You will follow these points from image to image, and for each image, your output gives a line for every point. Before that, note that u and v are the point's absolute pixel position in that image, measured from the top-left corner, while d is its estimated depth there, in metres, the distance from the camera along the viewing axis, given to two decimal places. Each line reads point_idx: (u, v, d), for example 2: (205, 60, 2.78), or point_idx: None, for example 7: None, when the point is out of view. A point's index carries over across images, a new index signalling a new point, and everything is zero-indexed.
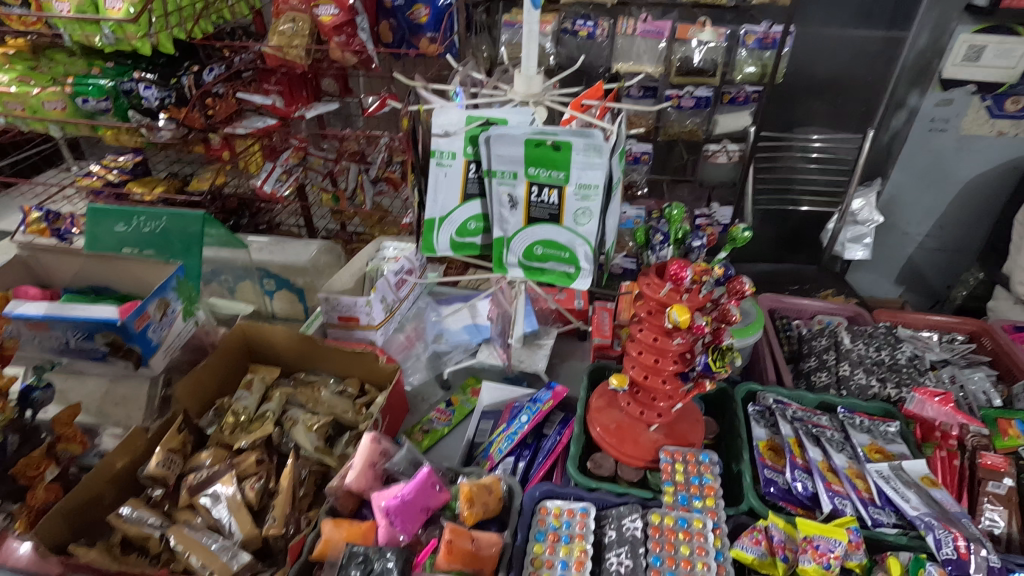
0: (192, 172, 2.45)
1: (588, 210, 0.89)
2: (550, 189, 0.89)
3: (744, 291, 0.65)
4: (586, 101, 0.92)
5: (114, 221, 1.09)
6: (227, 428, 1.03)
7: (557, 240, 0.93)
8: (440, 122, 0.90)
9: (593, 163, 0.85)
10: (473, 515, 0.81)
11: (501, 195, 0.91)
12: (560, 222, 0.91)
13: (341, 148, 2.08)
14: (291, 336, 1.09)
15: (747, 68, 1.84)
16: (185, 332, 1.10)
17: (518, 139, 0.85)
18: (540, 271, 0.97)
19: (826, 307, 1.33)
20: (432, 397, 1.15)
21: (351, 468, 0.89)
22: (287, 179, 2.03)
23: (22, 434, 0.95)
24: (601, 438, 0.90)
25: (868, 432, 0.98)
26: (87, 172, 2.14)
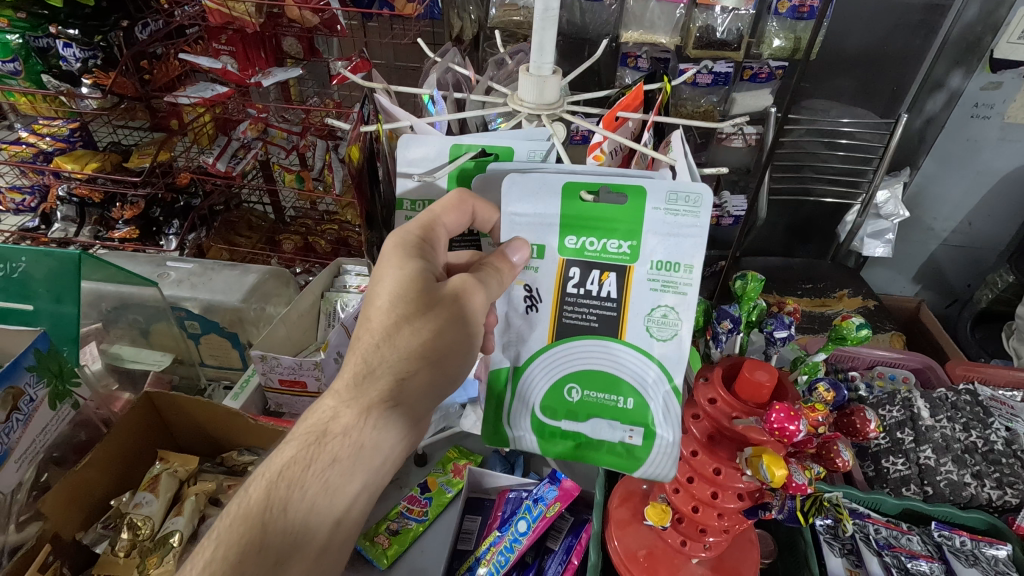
0: (136, 141, 2.12)
1: (669, 318, 0.62)
2: (605, 271, 0.63)
3: (864, 430, 0.55)
4: (620, 114, 0.70)
5: None
6: (121, 549, 0.71)
7: (604, 373, 0.65)
8: (410, 156, 0.71)
9: (683, 227, 0.60)
10: None
11: (516, 291, 0.65)
12: (620, 335, 0.64)
13: (306, 119, 1.75)
14: (214, 410, 0.78)
15: (776, 41, 1.58)
16: (55, 425, 0.68)
17: (554, 187, 0.62)
18: (577, 435, 0.67)
19: (887, 357, 1.09)
20: (405, 477, 0.94)
21: None
22: (244, 156, 1.75)
23: None
24: (623, 568, 0.69)
25: (975, 565, 0.75)
26: (13, 139, 1.84)
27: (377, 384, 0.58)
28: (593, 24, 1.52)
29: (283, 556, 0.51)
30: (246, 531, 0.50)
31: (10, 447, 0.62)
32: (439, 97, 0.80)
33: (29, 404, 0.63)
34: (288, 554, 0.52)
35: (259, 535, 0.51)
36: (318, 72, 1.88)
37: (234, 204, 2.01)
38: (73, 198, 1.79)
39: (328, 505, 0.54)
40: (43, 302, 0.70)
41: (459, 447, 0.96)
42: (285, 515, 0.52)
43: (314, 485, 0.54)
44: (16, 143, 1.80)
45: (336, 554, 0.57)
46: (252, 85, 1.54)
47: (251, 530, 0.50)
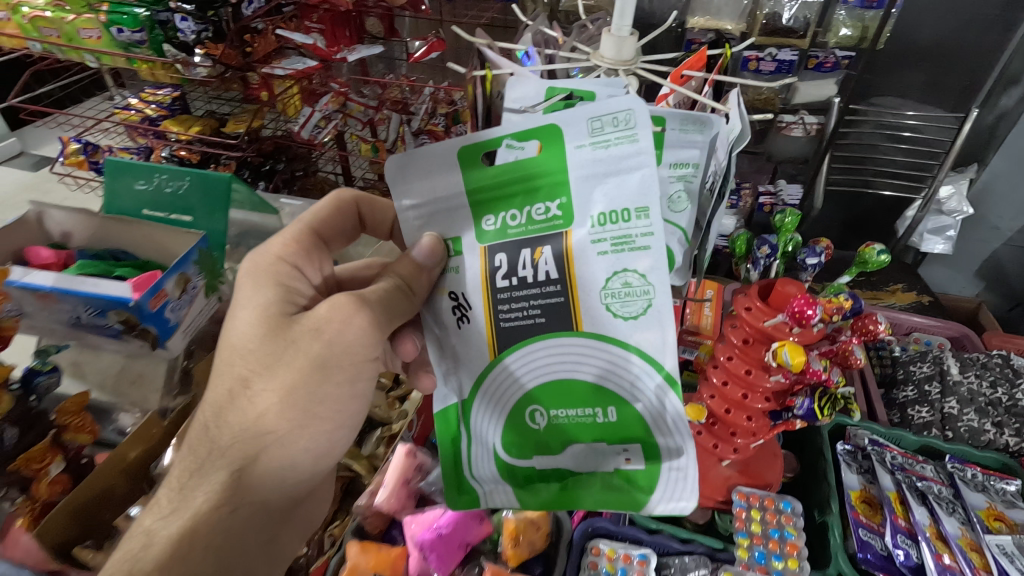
0: (230, 111, 2.32)
1: (631, 285, 0.56)
2: (537, 248, 0.60)
3: (874, 332, 0.60)
4: (687, 73, 0.66)
5: (135, 178, 0.87)
6: None
7: (578, 388, 0.61)
8: (513, 98, 0.63)
9: (621, 156, 0.55)
10: (517, 555, 0.76)
11: (446, 304, 0.66)
12: (577, 326, 0.60)
13: (383, 94, 1.94)
14: None
15: (843, 30, 1.57)
16: (206, 310, 0.89)
17: (454, 162, 0.61)
18: (560, 471, 0.66)
19: (927, 325, 1.14)
20: None
21: (381, 486, 0.87)
22: (326, 127, 1.93)
23: (22, 423, 0.81)
24: None
25: (982, 492, 0.82)
26: (127, 105, 2.08)
27: (207, 485, 0.64)
28: (660, 9, 1.60)
29: None
30: None
31: (180, 320, 0.81)
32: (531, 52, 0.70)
33: (192, 289, 0.82)
34: None
35: None
36: (390, 56, 2.02)
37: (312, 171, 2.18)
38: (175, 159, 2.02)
39: None
40: (199, 214, 0.86)
41: None
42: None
43: None
44: (129, 109, 2.05)
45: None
46: (337, 60, 1.71)
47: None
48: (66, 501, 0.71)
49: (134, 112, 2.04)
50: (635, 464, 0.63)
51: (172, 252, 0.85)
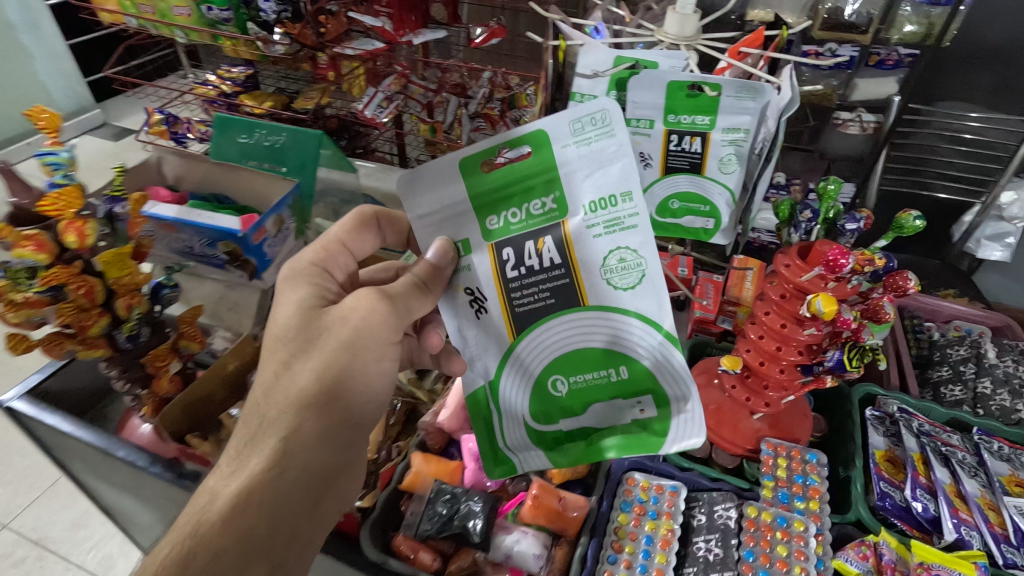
0: (297, 90, 2.44)
1: (626, 260, 0.62)
2: (539, 239, 0.64)
3: (908, 289, 0.58)
4: (745, 49, 0.70)
5: (238, 132, 0.99)
6: None
7: (591, 353, 0.65)
8: (585, 61, 0.68)
9: (604, 150, 0.61)
10: (560, 474, 0.73)
11: (462, 301, 0.69)
12: (583, 301, 0.64)
13: (443, 78, 2.02)
14: None
15: (908, 26, 1.42)
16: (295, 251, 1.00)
17: (455, 171, 0.65)
18: (584, 430, 0.68)
19: (968, 313, 1.13)
20: None
21: (443, 406, 0.85)
22: (388, 107, 1.99)
23: (152, 326, 0.83)
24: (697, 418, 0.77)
25: (1006, 461, 0.81)
26: (205, 81, 2.25)
27: (256, 453, 0.62)
28: None
29: None
30: None
31: (274, 255, 0.93)
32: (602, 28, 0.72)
33: (285, 230, 0.93)
34: None
35: None
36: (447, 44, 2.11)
37: (370, 149, 2.28)
38: None
39: None
40: (292, 167, 0.97)
41: None
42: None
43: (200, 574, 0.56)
44: (207, 84, 2.21)
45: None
46: (402, 43, 1.78)
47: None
48: (180, 397, 0.81)
49: (211, 88, 2.21)
50: (648, 413, 0.66)
51: (266, 198, 0.96)
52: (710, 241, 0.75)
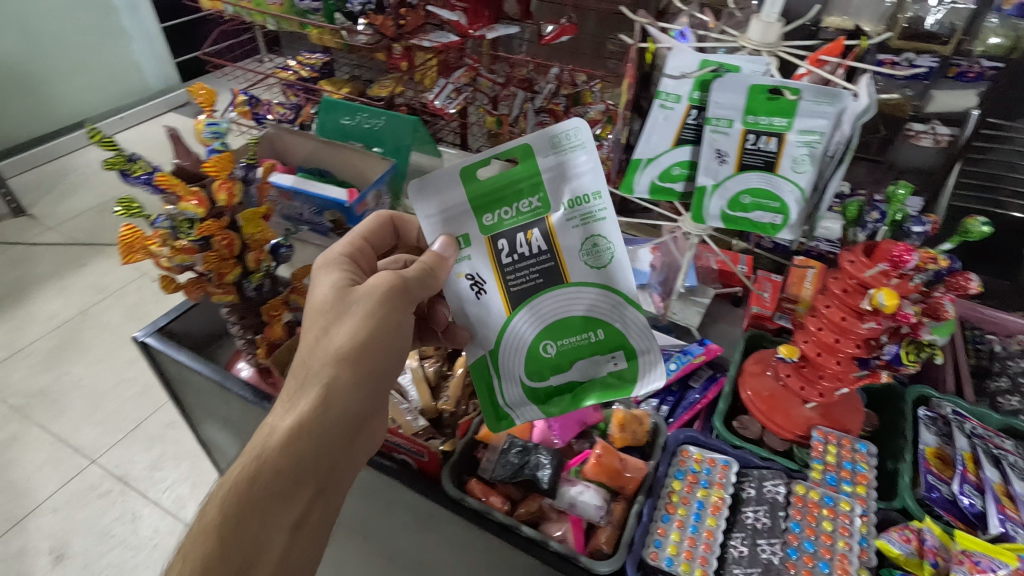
0: (369, 78, 2.56)
1: (599, 244, 0.75)
2: (528, 231, 0.76)
3: (967, 288, 0.65)
4: (824, 57, 0.73)
5: (342, 114, 1.08)
6: None
7: (571, 320, 0.77)
8: (673, 65, 0.71)
9: (577, 160, 0.74)
10: (621, 439, 0.77)
11: (462, 284, 0.77)
12: (566, 278, 0.76)
13: (512, 73, 2.08)
14: None
15: (993, 39, 1.33)
16: None
17: (456, 179, 0.75)
18: (571, 387, 0.79)
19: None
20: None
21: None
22: (457, 98, 2.07)
23: (269, 281, 0.93)
24: (750, 402, 0.82)
25: None
26: (286, 67, 2.40)
27: (300, 402, 0.70)
28: None
29: (252, 556, 0.64)
30: (211, 540, 0.64)
31: None
32: (688, 33, 0.76)
33: (382, 204, 1.03)
34: (256, 555, 0.64)
35: (216, 548, 0.64)
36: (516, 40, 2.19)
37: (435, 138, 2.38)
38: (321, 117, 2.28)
39: (279, 514, 0.66)
40: (386, 148, 1.06)
41: None
42: (243, 526, 0.65)
43: (260, 499, 0.66)
44: (288, 70, 2.35)
45: (305, 556, 0.68)
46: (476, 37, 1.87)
47: (222, 540, 0.64)
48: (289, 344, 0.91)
49: (292, 73, 2.35)
50: (619, 366, 0.79)
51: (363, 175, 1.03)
52: (776, 236, 0.78)
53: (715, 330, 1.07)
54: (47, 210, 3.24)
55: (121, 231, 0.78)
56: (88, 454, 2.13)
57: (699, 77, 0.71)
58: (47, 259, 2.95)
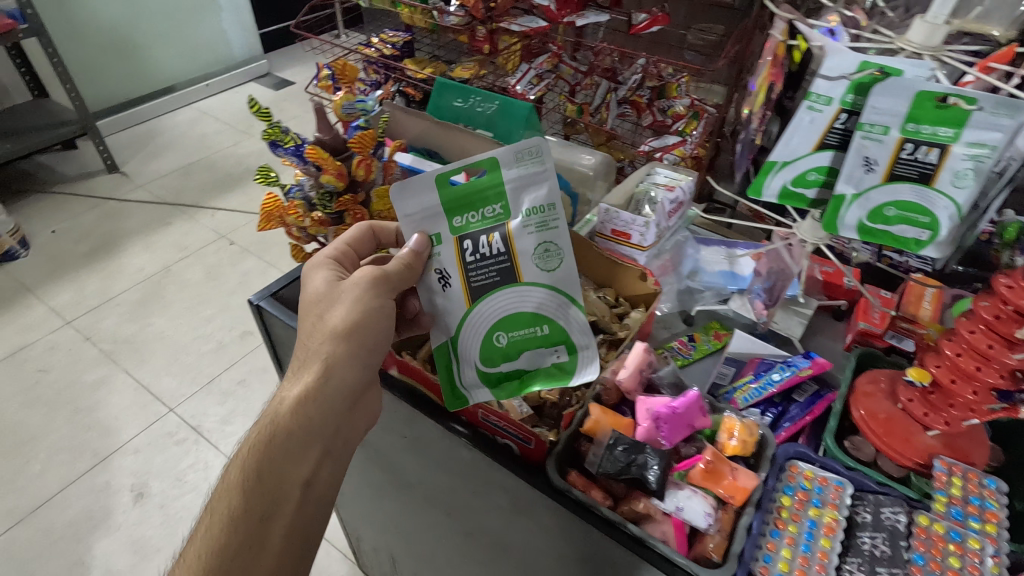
0: (449, 60, 2.56)
1: (551, 248, 0.74)
2: (490, 233, 0.74)
3: None
4: (994, 65, 0.64)
5: (455, 96, 1.06)
6: None
7: (522, 314, 0.75)
8: (826, 65, 0.65)
9: (536, 173, 0.73)
10: (732, 448, 0.72)
11: (430, 274, 0.76)
12: (519, 277, 0.74)
13: (595, 61, 1.99)
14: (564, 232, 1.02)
15: None
16: None
17: (430, 183, 0.73)
18: (520, 374, 0.76)
19: None
20: (674, 327, 1.06)
21: (623, 364, 0.80)
22: (539, 84, 1.96)
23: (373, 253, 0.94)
24: (863, 422, 0.78)
25: None
26: (369, 43, 2.42)
27: (303, 375, 0.73)
28: None
29: (265, 512, 0.67)
30: (231, 499, 0.68)
31: None
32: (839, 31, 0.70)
33: None
34: (269, 512, 0.68)
35: (234, 505, 0.68)
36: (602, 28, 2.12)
37: None
38: (401, 95, 2.30)
39: (290, 473, 0.70)
40: (498, 131, 1.02)
41: (721, 322, 1.05)
42: (260, 483, 0.69)
43: (273, 459, 0.70)
44: (371, 47, 2.37)
45: (319, 511, 0.71)
46: (563, 23, 1.83)
47: (245, 495, 0.68)
48: None
49: (375, 51, 2.37)
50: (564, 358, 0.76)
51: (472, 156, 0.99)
52: (918, 252, 0.73)
53: (817, 344, 1.02)
54: (137, 169, 3.43)
55: (264, 197, 0.93)
56: (167, 403, 2.26)
57: (856, 79, 0.65)
58: (136, 215, 3.13)
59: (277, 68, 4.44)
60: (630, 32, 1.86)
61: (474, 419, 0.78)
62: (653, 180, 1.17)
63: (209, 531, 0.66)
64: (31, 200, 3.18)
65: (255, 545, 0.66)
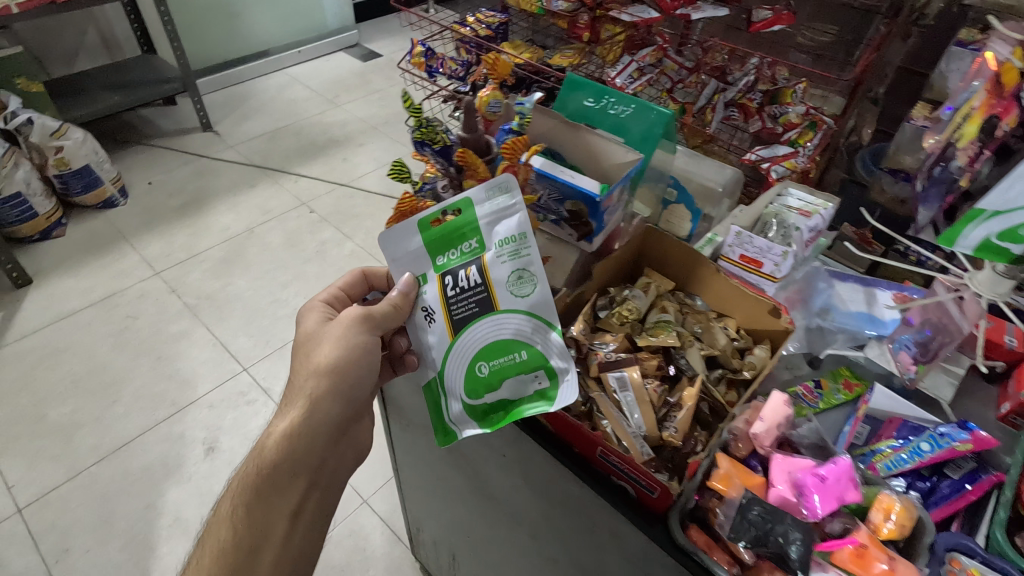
0: (543, 45, 2.47)
1: (524, 273, 0.74)
2: (467, 268, 0.76)
3: None
4: None
5: (584, 96, 0.98)
6: (616, 318, 0.87)
7: (499, 343, 0.74)
8: None
9: (506, 209, 0.75)
10: (888, 531, 0.63)
11: (416, 314, 0.78)
12: (495, 306, 0.74)
13: (702, 59, 1.85)
14: (691, 254, 0.94)
15: None
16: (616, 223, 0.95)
17: (411, 227, 0.77)
18: (503, 403, 0.75)
19: None
20: (796, 368, 0.95)
21: (758, 417, 0.72)
22: (640, 78, 1.80)
23: None
24: None
25: None
26: (463, 22, 2.36)
27: (290, 412, 0.81)
28: None
29: (255, 541, 0.77)
30: (225, 528, 0.78)
31: (607, 224, 0.87)
32: None
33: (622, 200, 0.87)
34: (258, 541, 0.77)
35: (226, 535, 0.77)
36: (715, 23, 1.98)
37: None
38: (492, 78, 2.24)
39: (277, 507, 0.79)
40: (630, 137, 0.94)
41: (852, 368, 0.93)
42: (251, 516, 0.78)
43: (263, 493, 0.79)
44: (466, 27, 2.31)
45: (306, 539, 0.81)
46: (676, 15, 1.70)
47: (235, 529, 0.78)
48: None
49: (469, 30, 2.31)
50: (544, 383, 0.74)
51: (600, 161, 0.90)
52: None
53: (965, 410, 0.89)
54: (229, 130, 3.54)
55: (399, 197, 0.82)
56: (241, 362, 2.33)
57: None
58: (224, 175, 3.23)
59: (364, 40, 4.48)
60: (747, 29, 1.71)
61: (589, 453, 0.72)
62: (786, 203, 1.07)
63: (204, 557, 0.75)
64: (131, 151, 3.34)
65: (246, 571, 0.75)
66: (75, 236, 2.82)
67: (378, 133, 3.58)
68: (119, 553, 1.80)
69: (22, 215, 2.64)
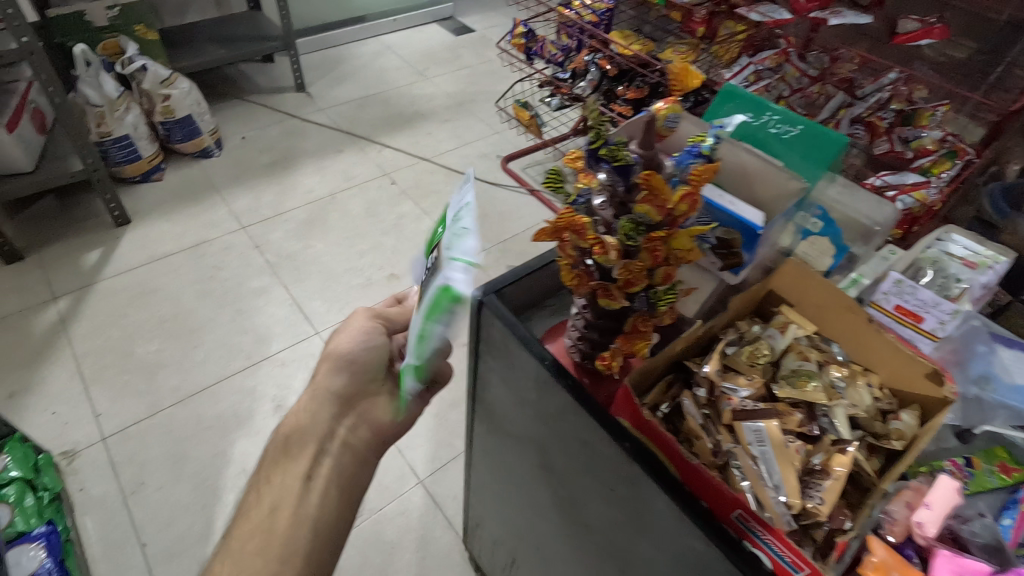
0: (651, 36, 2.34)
1: (453, 219, 0.64)
2: (433, 244, 0.73)
3: None
4: None
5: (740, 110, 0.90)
6: (753, 358, 0.79)
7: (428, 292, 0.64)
8: None
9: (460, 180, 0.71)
10: None
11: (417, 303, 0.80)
12: (435, 263, 0.66)
13: (831, 69, 1.70)
14: (841, 302, 0.82)
15: None
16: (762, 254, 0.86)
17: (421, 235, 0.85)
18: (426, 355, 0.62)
19: None
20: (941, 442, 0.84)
21: (925, 505, 0.68)
22: (756, 84, 1.71)
23: None
24: None
25: None
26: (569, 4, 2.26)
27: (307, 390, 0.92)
28: None
29: (268, 500, 0.82)
30: (252, 492, 0.85)
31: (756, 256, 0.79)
32: None
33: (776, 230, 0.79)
34: (273, 501, 0.81)
35: (252, 499, 0.84)
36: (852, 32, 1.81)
37: None
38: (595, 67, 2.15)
39: (290, 470, 0.84)
40: (791, 159, 0.84)
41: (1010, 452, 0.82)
42: (269, 481, 0.84)
43: (281, 459, 0.86)
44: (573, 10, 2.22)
45: (321, 506, 0.82)
46: (809, 18, 1.55)
47: (258, 495, 0.84)
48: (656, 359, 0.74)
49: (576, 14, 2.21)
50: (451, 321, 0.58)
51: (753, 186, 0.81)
52: None
53: None
54: (321, 92, 3.59)
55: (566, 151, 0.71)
56: (314, 325, 2.38)
57: None
58: (311, 137, 3.28)
59: (459, 14, 4.43)
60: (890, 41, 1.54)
61: (721, 510, 0.66)
62: (948, 250, 0.99)
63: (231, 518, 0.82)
64: (230, 104, 3.44)
65: (261, 529, 0.79)
66: (172, 182, 2.94)
67: (464, 110, 3.54)
68: (187, 496, 1.88)
69: (127, 157, 2.76)
